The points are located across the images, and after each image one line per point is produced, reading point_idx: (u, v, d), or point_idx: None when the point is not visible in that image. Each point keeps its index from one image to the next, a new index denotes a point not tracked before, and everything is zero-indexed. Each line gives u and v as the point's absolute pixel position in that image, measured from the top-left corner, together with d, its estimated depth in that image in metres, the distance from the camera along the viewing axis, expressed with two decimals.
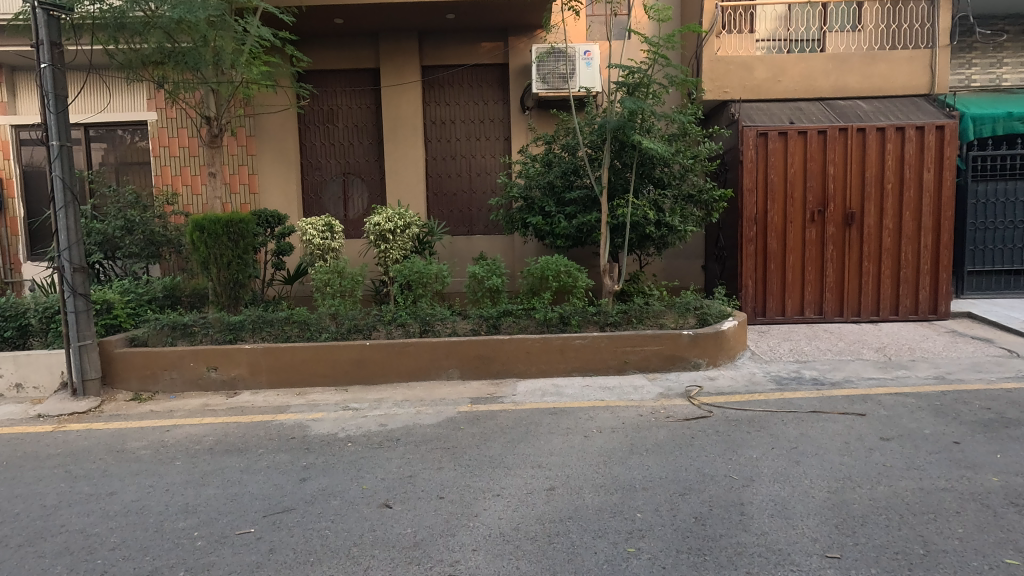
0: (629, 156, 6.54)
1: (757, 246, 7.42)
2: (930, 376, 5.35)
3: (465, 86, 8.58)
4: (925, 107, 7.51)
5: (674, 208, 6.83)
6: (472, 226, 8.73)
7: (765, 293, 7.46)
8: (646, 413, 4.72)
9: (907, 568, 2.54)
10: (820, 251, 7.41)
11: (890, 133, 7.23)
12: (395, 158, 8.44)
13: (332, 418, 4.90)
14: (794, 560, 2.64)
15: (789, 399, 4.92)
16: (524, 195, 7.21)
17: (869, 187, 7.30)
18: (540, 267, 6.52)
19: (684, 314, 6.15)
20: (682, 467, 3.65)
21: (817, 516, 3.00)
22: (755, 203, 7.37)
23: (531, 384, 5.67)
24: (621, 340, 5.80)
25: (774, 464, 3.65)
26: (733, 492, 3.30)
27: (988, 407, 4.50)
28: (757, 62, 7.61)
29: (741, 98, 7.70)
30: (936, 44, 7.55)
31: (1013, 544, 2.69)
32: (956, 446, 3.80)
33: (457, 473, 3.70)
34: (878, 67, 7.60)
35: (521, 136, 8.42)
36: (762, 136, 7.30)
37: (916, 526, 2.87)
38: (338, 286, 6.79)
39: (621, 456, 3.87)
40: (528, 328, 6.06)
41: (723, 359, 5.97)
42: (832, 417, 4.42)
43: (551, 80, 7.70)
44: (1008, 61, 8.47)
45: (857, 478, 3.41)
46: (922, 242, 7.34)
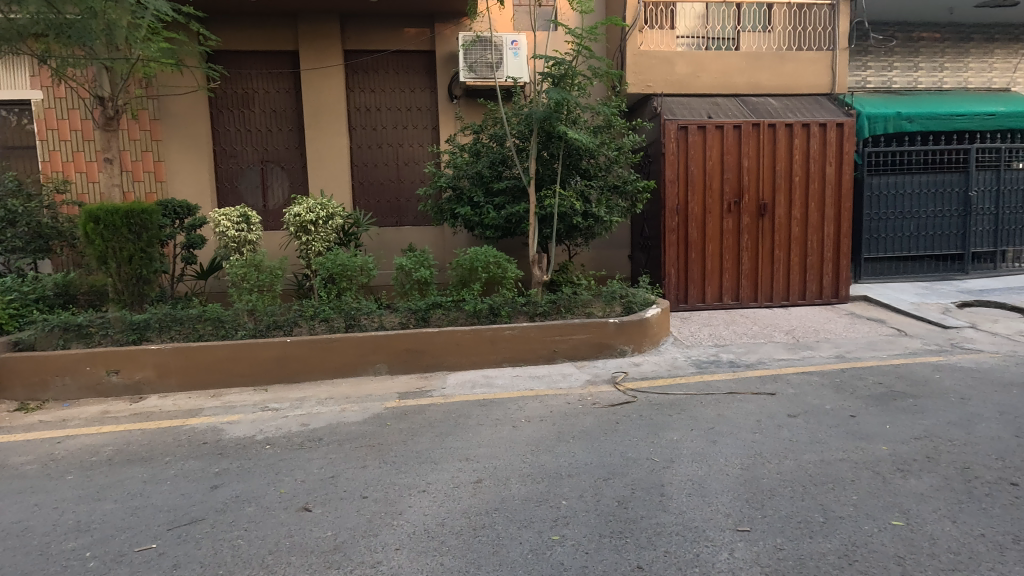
0: (555, 147, 6.58)
1: (679, 236, 7.70)
2: (832, 355, 5.77)
3: (390, 73, 8.31)
4: (828, 105, 8.05)
5: (600, 198, 6.94)
6: (400, 216, 8.52)
7: (687, 280, 7.77)
8: (574, 401, 4.80)
9: (809, 535, 2.71)
10: (736, 240, 7.80)
11: (798, 129, 7.70)
12: (318, 146, 8.09)
13: (250, 420, 4.64)
14: (708, 537, 2.75)
15: (707, 381, 5.17)
16: (453, 184, 7.11)
17: (779, 179, 7.75)
18: (468, 258, 6.46)
19: (611, 302, 6.33)
20: (607, 452, 3.74)
21: (729, 493, 3.15)
22: (677, 194, 7.64)
23: (461, 376, 5.62)
24: (550, 328, 5.86)
25: (693, 445, 3.80)
26: (654, 474, 3.42)
27: (880, 382, 4.92)
28: (678, 57, 7.88)
29: (664, 92, 7.93)
30: (837, 46, 8.12)
31: (898, 507, 2.93)
32: (853, 419, 4.12)
33: (382, 471, 3.60)
34: (787, 66, 8.07)
35: (449, 125, 8.28)
36: (683, 130, 7.56)
37: (818, 495, 3.08)
38: (255, 280, 6.39)
39: (549, 445, 3.90)
40: (458, 320, 6.00)
41: (647, 345, 6.17)
42: (746, 397, 4.67)
43: (479, 69, 7.61)
44: (897, 64, 9.24)
45: (767, 454, 3.61)
46: (825, 231, 7.90)
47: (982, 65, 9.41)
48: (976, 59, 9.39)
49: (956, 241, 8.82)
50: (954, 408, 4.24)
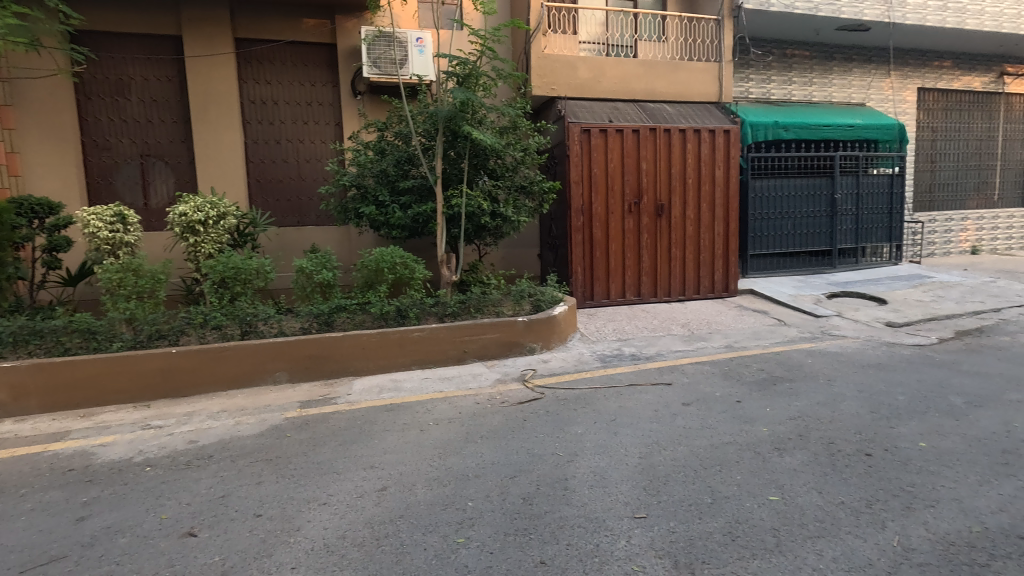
0: (461, 146, 6.57)
1: (584, 235, 7.95)
2: (722, 345, 6.23)
3: (287, 64, 7.88)
4: (716, 113, 8.66)
5: (508, 199, 6.99)
6: (302, 216, 8.09)
7: (593, 278, 8.05)
8: (483, 401, 4.82)
9: (698, 516, 2.90)
10: (636, 239, 8.19)
11: (690, 134, 8.23)
12: (207, 140, 7.52)
13: (127, 440, 4.21)
14: (608, 526, 2.85)
15: (611, 374, 5.38)
16: (357, 183, 6.88)
17: (674, 181, 8.23)
18: (374, 259, 6.27)
19: (520, 301, 6.43)
20: (514, 450, 3.79)
21: (629, 481, 3.30)
22: (582, 195, 7.89)
23: (368, 381, 5.45)
24: (459, 328, 5.84)
25: (596, 437, 3.94)
26: (558, 468, 3.50)
27: (762, 368, 5.38)
28: (580, 62, 8.13)
29: (568, 96, 8.16)
30: (723, 59, 8.75)
31: (775, 483, 3.21)
32: (739, 404, 4.46)
33: (279, 486, 3.40)
34: (680, 75, 8.58)
35: (353, 121, 8.00)
36: (586, 132, 7.82)
37: (708, 478, 3.30)
38: (132, 286, 5.78)
39: (457, 446, 3.88)
40: (364, 323, 5.81)
41: (555, 342, 6.31)
42: (645, 389, 4.92)
43: (383, 65, 7.41)
44: (774, 78, 10.14)
45: (663, 441, 3.82)
46: (715, 230, 8.49)
47: (844, 82, 10.55)
48: (838, 76, 10.51)
49: (826, 239, 9.81)
50: (822, 389, 4.73)
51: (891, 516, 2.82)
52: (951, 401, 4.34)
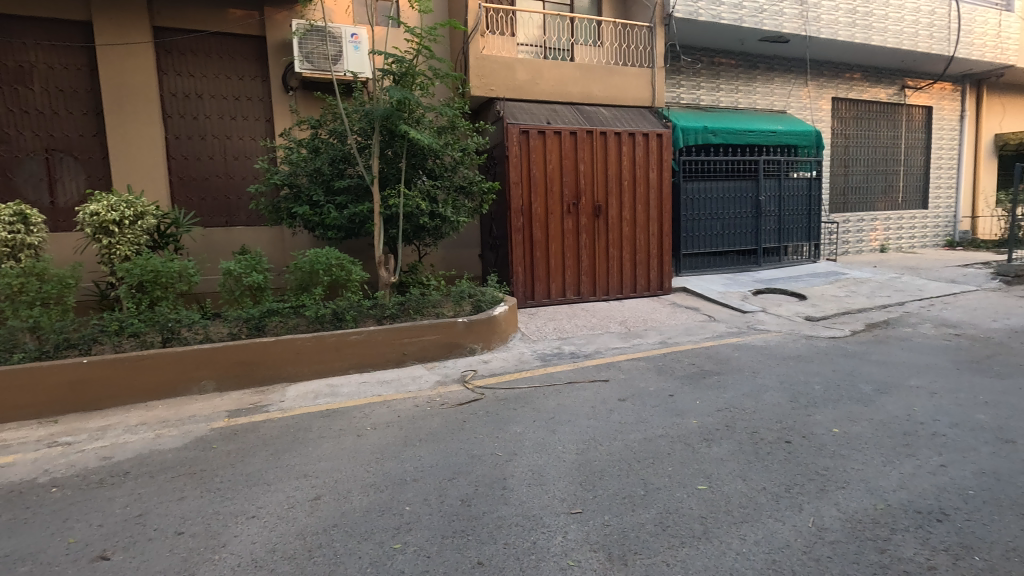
0: (398, 146, 6.47)
1: (524, 235, 8.02)
2: (657, 341, 6.45)
3: (212, 56, 7.48)
4: (649, 117, 8.95)
5: (447, 199, 6.93)
6: (230, 216, 7.71)
7: (533, 278, 8.13)
8: (423, 403, 4.77)
9: (632, 509, 2.99)
10: (575, 240, 8.34)
11: (625, 137, 8.46)
12: (122, 134, 7.03)
13: (31, 459, 3.87)
14: (545, 523, 2.89)
15: (550, 373, 5.46)
16: (289, 182, 6.64)
17: (611, 183, 8.44)
18: (308, 260, 6.05)
19: (460, 302, 6.42)
20: (453, 452, 3.77)
21: (566, 478, 3.35)
22: (522, 196, 7.95)
23: (302, 387, 5.26)
24: (399, 329, 5.75)
25: (535, 435, 3.99)
26: (497, 468, 3.51)
27: (693, 362, 5.62)
28: (518, 64, 8.19)
29: (506, 97, 8.20)
30: (655, 65, 9.06)
31: (703, 472, 3.36)
32: (671, 398, 4.63)
33: (203, 501, 3.22)
34: (615, 79, 8.81)
35: (284, 118, 7.70)
36: (524, 134, 7.89)
37: (641, 471, 3.40)
38: (35, 291, 5.28)
39: (394, 451, 3.82)
40: (298, 327, 5.63)
41: (496, 342, 6.32)
42: (583, 386, 5.02)
43: (316, 60, 7.18)
44: (703, 84, 10.61)
45: (599, 437, 3.92)
46: (650, 230, 8.78)
47: (766, 90, 11.17)
48: (762, 84, 11.12)
49: (752, 238, 10.35)
50: (748, 381, 4.99)
51: (807, 498, 3.01)
52: (860, 388, 4.69)
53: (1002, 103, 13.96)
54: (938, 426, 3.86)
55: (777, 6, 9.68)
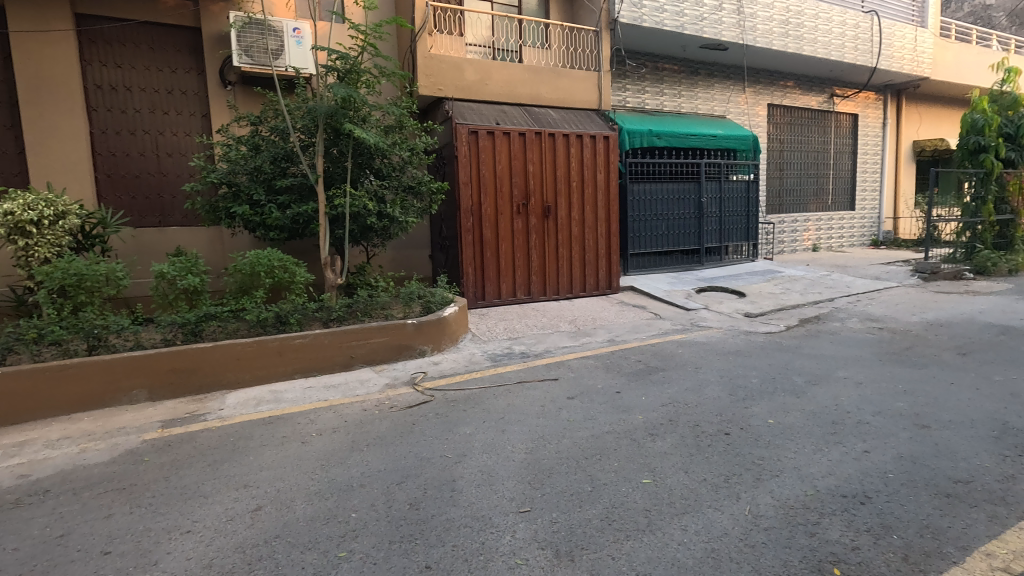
0: (344, 144, 6.33)
1: (474, 236, 8.00)
2: (605, 339, 6.58)
3: (142, 47, 7.09)
4: (596, 119, 9.11)
5: (395, 199, 6.83)
6: (164, 215, 7.32)
7: (484, 278, 8.13)
8: (371, 407, 4.68)
9: (578, 505, 3.04)
10: (525, 240, 8.39)
11: (573, 139, 8.59)
12: (40, 127, 6.55)
13: None
14: (493, 523, 2.89)
15: (500, 373, 5.47)
16: (228, 180, 6.38)
17: (559, 184, 8.54)
18: (249, 262, 5.83)
19: (410, 303, 6.35)
20: (402, 455, 3.72)
21: (515, 477, 3.37)
22: (471, 196, 7.93)
23: (243, 394, 5.05)
24: (346, 333, 5.61)
25: (484, 436, 3.99)
26: (446, 470, 3.49)
27: (640, 359, 5.77)
28: (466, 64, 8.17)
29: (454, 97, 8.17)
30: (602, 69, 9.24)
31: (648, 466, 3.45)
32: (618, 395, 4.74)
33: (133, 517, 3.04)
34: (562, 81, 8.94)
35: (222, 114, 7.38)
36: (473, 134, 7.89)
37: (588, 468, 3.47)
38: None
39: (341, 457, 3.73)
40: (238, 331, 5.42)
41: (446, 343, 6.28)
42: (533, 385, 5.07)
43: (255, 54, 6.93)
44: (648, 89, 10.91)
45: (548, 435, 3.96)
46: (598, 231, 8.94)
47: (707, 95, 11.61)
48: (702, 90, 11.54)
49: (695, 239, 10.72)
50: (691, 376, 5.17)
51: (744, 487, 3.15)
52: (794, 381, 4.94)
53: (919, 112, 15.03)
54: (862, 414, 4.13)
55: (716, 14, 10.07)
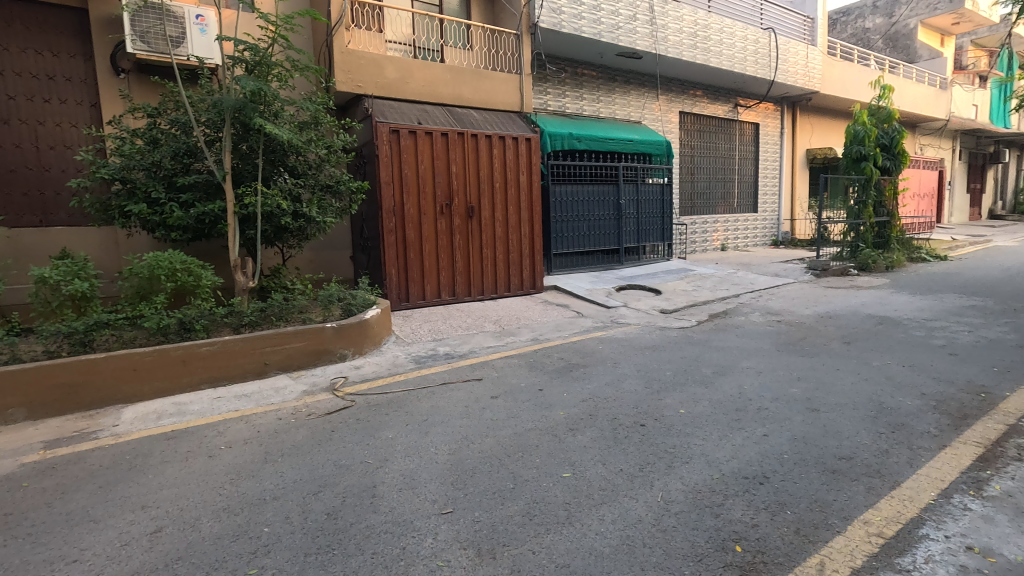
0: (254, 140, 6.01)
1: (397, 236, 7.86)
2: (529, 338, 6.69)
3: (17, 28, 6.38)
4: (518, 121, 9.22)
5: (311, 198, 6.57)
6: (46, 215, 6.62)
7: (408, 280, 8.00)
8: (287, 415, 4.47)
9: (501, 502, 3.06)
10: (449, 240, 8.35)
11: (495, 140, 8.65)
12: None
13: None
14: (415, 527, 2.86)
15: (424, 375, 5.42)
16: (122, 176, 5.87)
17: (483, 185, 8.57)
18: (147, 265, 5.38)
19: (329, 306, 6.12)
20: (320, 464, 3.58)
21: (437, 479, 3.35)
22: (393, 196, 7.79)
23: (142, 408, 4.67)
24: (258, 339, 5.33)
25: (407, 439, 3.93)
26: (366, 477, 3.41)
27: (562, 357, 5.91)
28: (386, 61, 8.02)
29: (374, 94, 7.98)
30: (523, 72, 9.36)
31: (568, 461, 3.55)
32: (541, 392, 4.82)
33: (7, 551, 2.73)
34: (484, 83, 8.97)
35: (114, 104, 6.78)
36: (394, 133, 7.75)
37: (511, 465, 3.51)
38: None
39: (252, 469, 3.54)
40: (136, 340, 5.01)
41: (368, 347, 6.12)
42: (457, 386, 5.05)
43: (152, 41, 6.42)
44: (568, 93, 11.19)
45: (472, 435, 3.97)
46: (522, 231, 9.05)
47: (624, 102, 12.08)
48: (620, 96, 12.01)
49: (614, 239, 11.12)
50: (610, 371, 5.36)
51: (657, 475, 3.31)
52: (703, 372, 5.25)
53: (811, 123, 16.45)
54: (762, 401, 4.46)
55: (631, 24, 10.50)
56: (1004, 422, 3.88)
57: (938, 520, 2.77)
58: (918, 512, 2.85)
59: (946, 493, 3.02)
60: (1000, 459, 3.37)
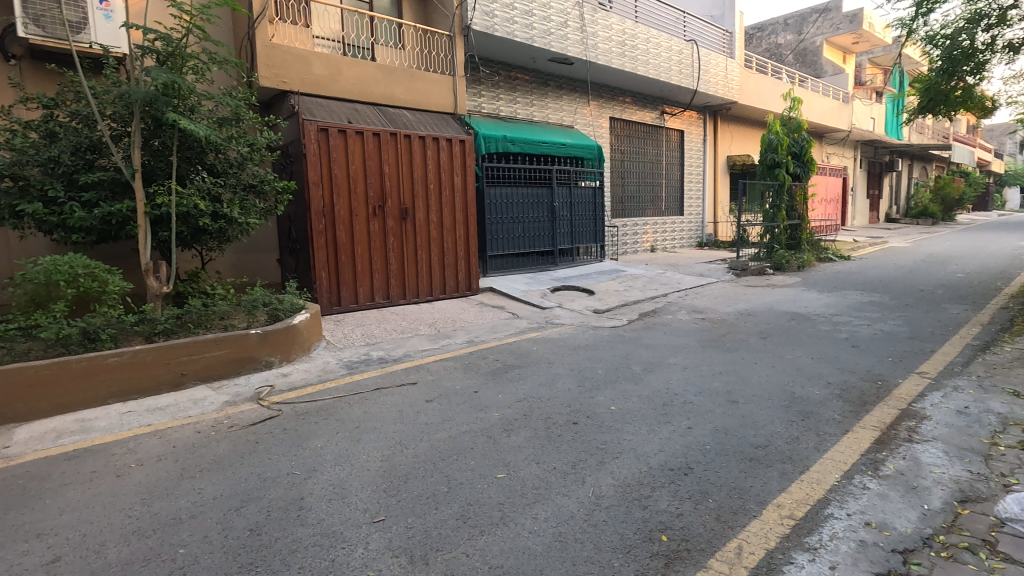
0: (167, 136, 5.63)
1: (327, 238, 7.62)
2: (465, 341, 6.66)
3: None
4: (452, 123, 9.17)
5: (233, 198, 6.23)
6: None
7: (339, 283, 7.77)
8: (206, 428, 4.22)
9: (434, 507, 3.03)
10: (383, 243, 8.18)
11: (429, 141, 8.56)
12: None
13: None
14: (345, 538, 2.77)
15: (356, 381, 5.27)
16: (12, 172, 5.33)
17: (417, 186, 8.45)
18: (43, 269, 4.90)
19: (253, 312, 5.84)
20: (242, 478, 3.40)
21: (369, 487, 3.27)
22: (322, 196, 7.54)
23: (39, 426, 4.26)
24: (173, 348, 4.98)
25: (337, 448, 3.81)
26: (294, 489, 3.27)
27: (498, 358, 5.93)
28: (313, 57, 7.76)
29: (301, 91, 7.70)
30: (457, 73, 9.33)
31: (502, 461, 3.56)
32: (476, 394, 4.82)
33: None
34: (417, 83, 8.86)
35: (3, 93, 6.16)
36: (323, 132, 7.50)
37: (445, 469, 3.48)
38: None
39: (167, 488, 3.31)
40: (31, 353, 4.57)
41: (296, 353, 5.88)
42: (391, 391, 4.95)
43: (48, 25, 5.89)
44: (502, 96, 11.27)
45: (405, 440, 3.91)
46: (457, 233, 9.01)
47: (557, 106, 12.32)
48: (552, 101, 12.23)
49: (549, 241, 11.29)
50: (545, 371, 5.44)
51: (588, 472, 3.39)
52: (633, 369, 5.44)
53: (731, 132, 17.44)
54: (687, 395, 4.67)
55: (562, 30, 10.72)
56: (897, 407, 4.27)
57: (841, 500, 3.00)
58: (824, 494, 3.07)
59: (848, 474, 3.28)
60: (894, 441, 3.70)
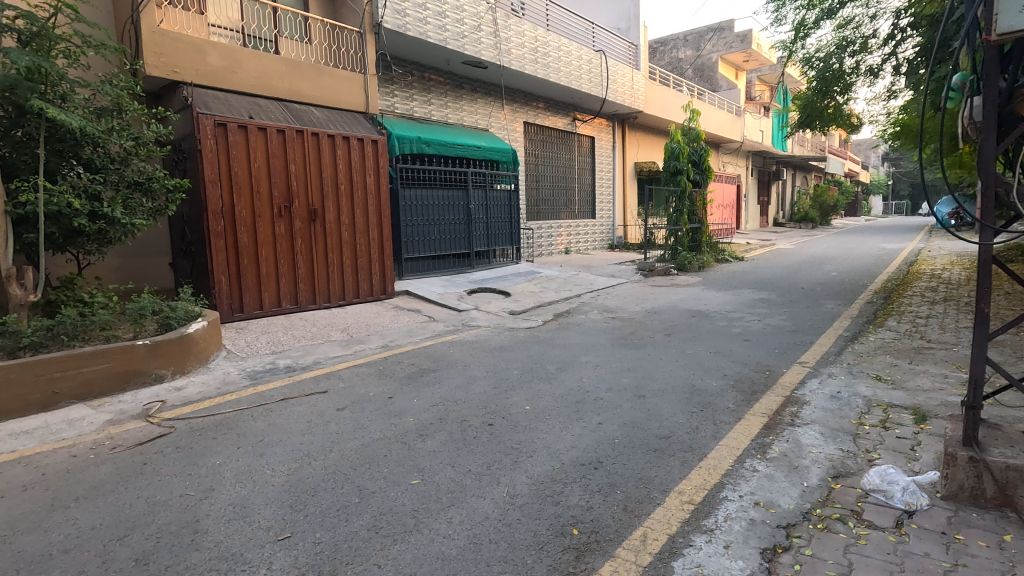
0: (32, 126, 5.02)
1: (226, 240, 7.15)
2: (379, 345, 6.50)
3: None
4: (364, 122, 8.89)
5: (115, 197, 5.64)
6: None
7: (241, 288, 7.31)
8: (84, 451, 3.80)
9: (344, 519, 2.92)
10: (290, 245, 7.79)
11: (339, 140, 8.25)
12: None
13: None
14: (246, 559, 2.60)
15: (261, 391, 4.97)
16: None
17: (326, 186, 8.11)
18: None
19: (141, 320, 5.32)
20: (128, 504, 3.10)
21: (273, 503, 3.09)
22: (221, 196, 7.06)
23: None
24: (42, 363, 4.44)
25: (238, 464, 3.57)
26: (188, 511, 3.02)
27: (413, 362, 5.84)
28: (209, 46, 7.24)
29: (195, 82, 7.16)
30: (368, 71, 9.07)
31: (417, 467, 3.50)
32: (391, 400, 4.71)
33: None
34: (325, 79, 8.50)
35: None
36: (220, 126, 7.03)
37: (356, 478, 3.37)
38: None
39: (35, 520, 2.94)
40: None
41: (192, 365, 5.44)
42: (299, 401, 4.72)
43: None
44: (415, 97, 11.12)
45: (314, 451, 3.74)
46: (370, 236, 8.76)
47: (471, 109, 12.35)
48: (467, 103, 12.25)
49: (465, 243, 11.28)
50: (461, 374, 5.43)
51: (503, 472, 3.42)
52: (547, 369, 5.56)
53: (637, 139, 18.35)
54: (598, 392, 4.85)
55: (476, 34, 10.77)
56: (783, 395, 4.68)
57: (735, 483, 3.24)
58: (720, 478, 3.30)
59: (741, 458, 3.55)
60: (780, 425, 4.05)
